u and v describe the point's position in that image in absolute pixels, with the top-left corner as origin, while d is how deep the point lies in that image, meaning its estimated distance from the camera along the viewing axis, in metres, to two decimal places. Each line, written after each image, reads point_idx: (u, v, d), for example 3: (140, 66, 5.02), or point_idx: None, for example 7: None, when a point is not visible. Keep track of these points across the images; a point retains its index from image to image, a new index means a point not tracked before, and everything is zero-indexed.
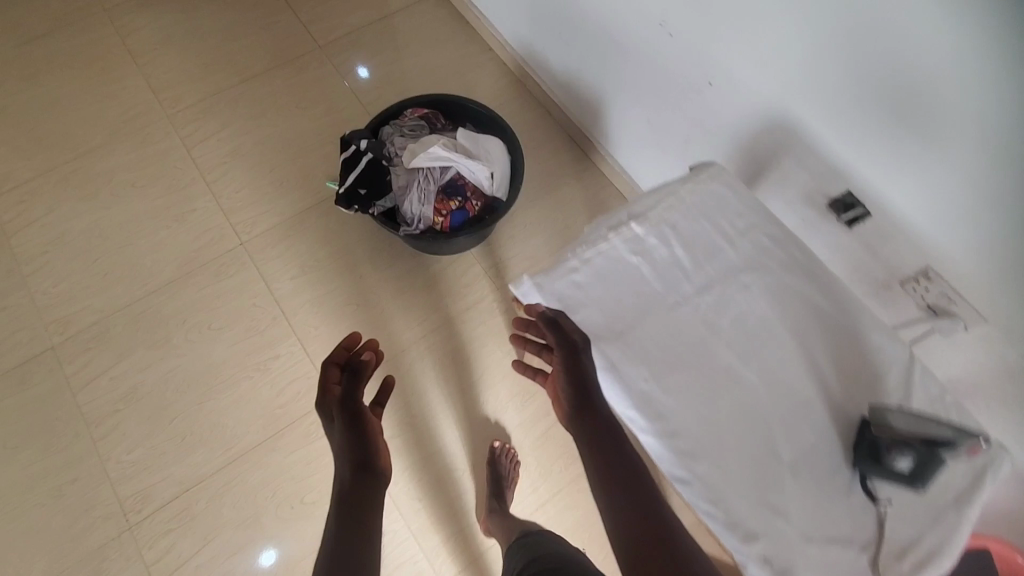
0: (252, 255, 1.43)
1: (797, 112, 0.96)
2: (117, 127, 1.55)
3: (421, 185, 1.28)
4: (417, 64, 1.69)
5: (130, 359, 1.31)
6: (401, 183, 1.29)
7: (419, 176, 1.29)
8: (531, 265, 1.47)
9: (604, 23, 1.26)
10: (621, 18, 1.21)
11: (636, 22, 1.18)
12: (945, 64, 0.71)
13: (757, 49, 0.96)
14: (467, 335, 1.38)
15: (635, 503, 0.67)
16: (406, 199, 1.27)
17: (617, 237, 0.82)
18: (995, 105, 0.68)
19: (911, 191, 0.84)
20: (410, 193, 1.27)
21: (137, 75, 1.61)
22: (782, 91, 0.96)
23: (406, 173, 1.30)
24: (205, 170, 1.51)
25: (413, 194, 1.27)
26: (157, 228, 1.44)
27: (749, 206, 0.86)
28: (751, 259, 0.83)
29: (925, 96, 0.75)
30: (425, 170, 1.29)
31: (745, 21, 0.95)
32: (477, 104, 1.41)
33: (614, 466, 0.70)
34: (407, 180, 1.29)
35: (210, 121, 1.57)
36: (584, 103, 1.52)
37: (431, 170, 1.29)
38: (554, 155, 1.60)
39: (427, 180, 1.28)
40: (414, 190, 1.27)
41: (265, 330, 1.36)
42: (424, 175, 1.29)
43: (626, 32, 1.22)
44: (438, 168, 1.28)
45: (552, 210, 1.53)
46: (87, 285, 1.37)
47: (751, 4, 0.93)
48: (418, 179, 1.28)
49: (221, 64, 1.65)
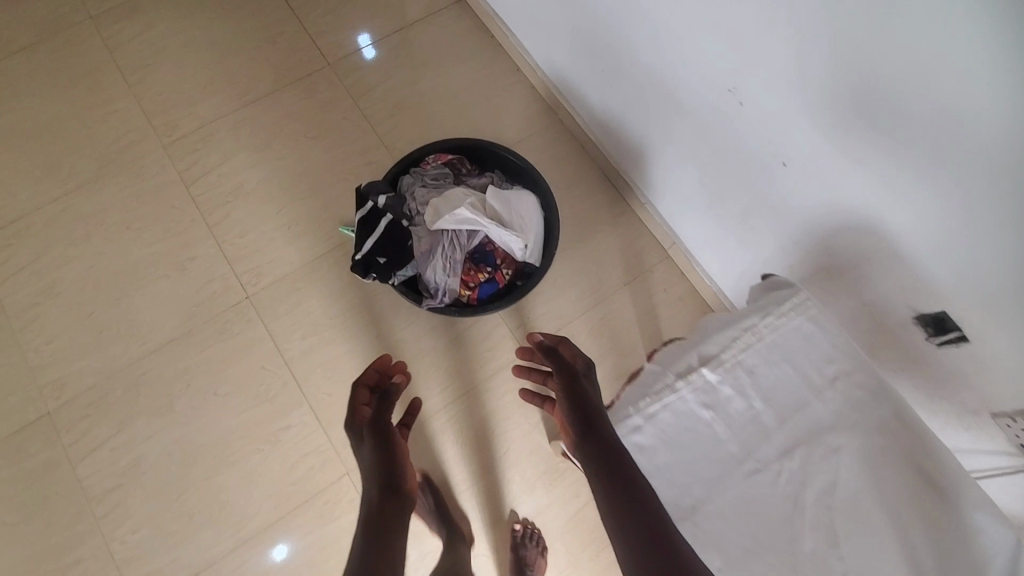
0: (259, 310, 1.31)
1: (881, 217, 0.84)
2: (107, 156, 1.40)
3: (447, 253, 1.15)
4: (438, 87, 1.51)
5: (131, 428, 1.22)
6: (423, 248, 1.16)
7: (444, 241, 1.16)
8: (562, 326, 1.35)
9: (657, 72, 1.09)
10: (677, 71, 1.04)
11: (697, 82, 1.02)
12: (933, 50, 0.65)
13: (837, 141, 0.83)
14: (492, 405, 1.29)
15: (632, 510, 0.60)
16: (430, 268, 1.15)
17: (685, 387, 0.71)
18: (995, 77, 0.61)
19: (921, 207, 0.77)
20: (434, 261, 1.15)
21: (127, 95, 1.45)
22: (867, 192, 0.83)
23: (429, 236, 1.17)
24: (206, 211, 1.37)
25: (438, 263, 1.14)
26: (155, 276, 1.32)
27: (838, 347, 0.75)
28: (840, 416, 0.72)
29: (908, 94, 0.70)
30: (451, 235, 1.16)
31: (827, 105, 0.81)
32: (507, 150, 1.27)
33: (608, 463, 0.65)
34: (430, 245, 1.16)
35: (211, 151, 1.42)
36: (624, 145, 1.37)
37: (457, 234, 1.16)
38: (588, 198, 1.45)
39: (452, 247, 1.15)
40: (438, 258, 1.15)
41: (275, 397, 1.26)
42: (450, 240, 1.15)
43: (684, 87, 1.05)
44: (466, 233, 1.15)
45: (584, 262, 1.41)
46: (82, 342, 1.26)
47: (826, 86, 0.80)
48: (443, 245, 1.15)
49: (220, 81, 1.48)
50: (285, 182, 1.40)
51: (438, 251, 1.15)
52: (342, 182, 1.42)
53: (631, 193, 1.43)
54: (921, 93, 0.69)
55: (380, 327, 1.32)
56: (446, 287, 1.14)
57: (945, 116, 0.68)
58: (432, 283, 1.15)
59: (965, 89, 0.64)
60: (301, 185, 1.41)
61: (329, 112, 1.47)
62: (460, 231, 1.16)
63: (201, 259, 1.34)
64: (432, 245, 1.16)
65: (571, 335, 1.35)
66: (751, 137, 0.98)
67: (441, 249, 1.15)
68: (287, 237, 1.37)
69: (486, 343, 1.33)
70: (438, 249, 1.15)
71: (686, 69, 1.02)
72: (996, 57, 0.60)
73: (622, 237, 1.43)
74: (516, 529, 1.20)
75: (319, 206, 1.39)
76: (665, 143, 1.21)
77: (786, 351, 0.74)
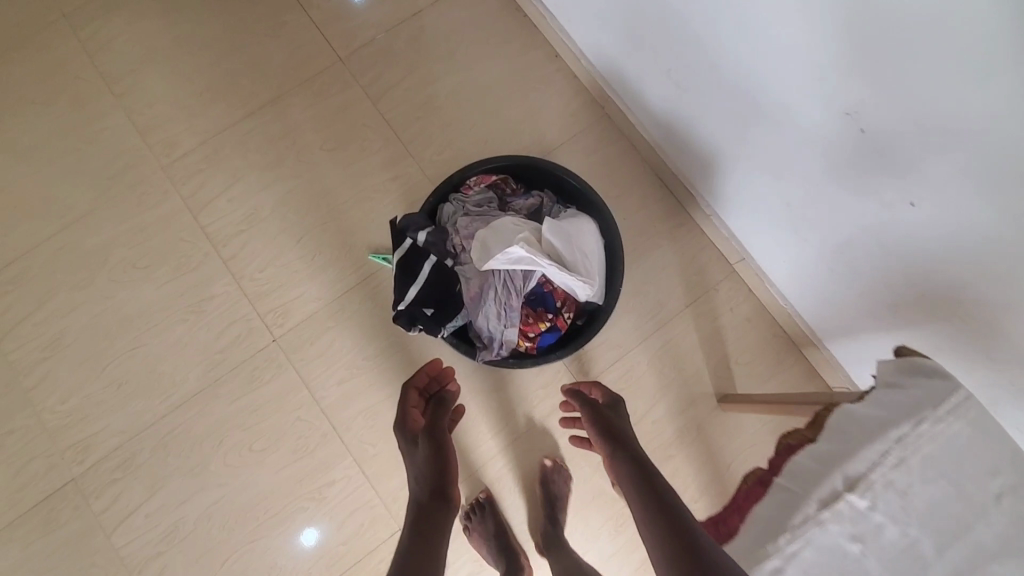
0: (289, 354, 1.19)
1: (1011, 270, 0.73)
2: (100, 183, 1.23)
3: (502, 297, 1.01)
4: (467, 81, 1.32)
5: (165, 492, 1.13)
6: (474, 292, 1.02)
7: (498, 282, 1.01)
8: (621, 355, 1.23)
9: (748, 81, 0.93)
10: (777, 83, 0.88)
11: (802, 98, 0.86)
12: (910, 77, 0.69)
13: (962, 182, 0.73)
14: (549, 447, 1.19)
15: (666, 511, 0.70)
16: (483, 314, 1.01)
17: (831, 518, 0.60)
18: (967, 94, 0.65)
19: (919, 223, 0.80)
20: (488, 306, 1.01)
21: (116, 108, 1.26)
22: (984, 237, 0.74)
23: (480, 276, 1.03)
24: (218, 243, 1.22)
25: (492, 309, 1.01)
26: (170, 321, 1.19)
27: (1003, 455, 0.63)
28: (1010, 541, 0.61)
29: (896, 116, 0.74)
30: (505, 275, 1.01)
31: (940, 137, 0.71)
32: (560, 167, 1.11)
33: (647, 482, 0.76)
34: (481, 288, 1.02)
35: (217, 172, 1.25)
36: (689, 151, 1.19)
37: (512, 274, 1.01)
38: (643, 208, 1.29)
39: (507, 289, 1.01)
40: (492, 304, 1.01)
41: (316, 450, 1.16)
42: (504, 282, 1.01)
43: (782, 102, 0.89)
44: (523, 276, 1.01)
45: (642, 282, 1.26)
46: (101, 399, 1.15)
47: (918, 113, 0.72)
48: (497, 288, 1.01)
49: (219, 87, 1.29)
50: (303, 205, 1.24)
51: (491, 295, 1.01)
52: (367, 203, 1.26)
53: (694, 202, 1.27)
54: (909, 111, 0.72)
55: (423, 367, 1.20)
56: (503, 337, 1.02)
57: (939, 123, 0.70)
58: (486, 331, 1.02)
59: (955, 97, 0.67)
60: (322, 208, 1.25)
61: (345, 119, 1.28)
62: (514, 271, 1.01)
63: (219, 300, 1.20)
64: (483, 288, 1.02)
65: (631, 365, 1.23)
66: (882, 169, 0.81)
67: (495, 293, 1.01)
68: (312, 269, 1.22)
69: (539, 379, 1.21)
70: (491, 293, 1.01)
71: (800, 82, 0.84)
72: (976, 72, 0.63)
73: (682, 252, 1.28)
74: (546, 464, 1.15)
75: (344, 231, 1.24)
76: (750, 157, 1.04)
77: (951, 466, 0.62)
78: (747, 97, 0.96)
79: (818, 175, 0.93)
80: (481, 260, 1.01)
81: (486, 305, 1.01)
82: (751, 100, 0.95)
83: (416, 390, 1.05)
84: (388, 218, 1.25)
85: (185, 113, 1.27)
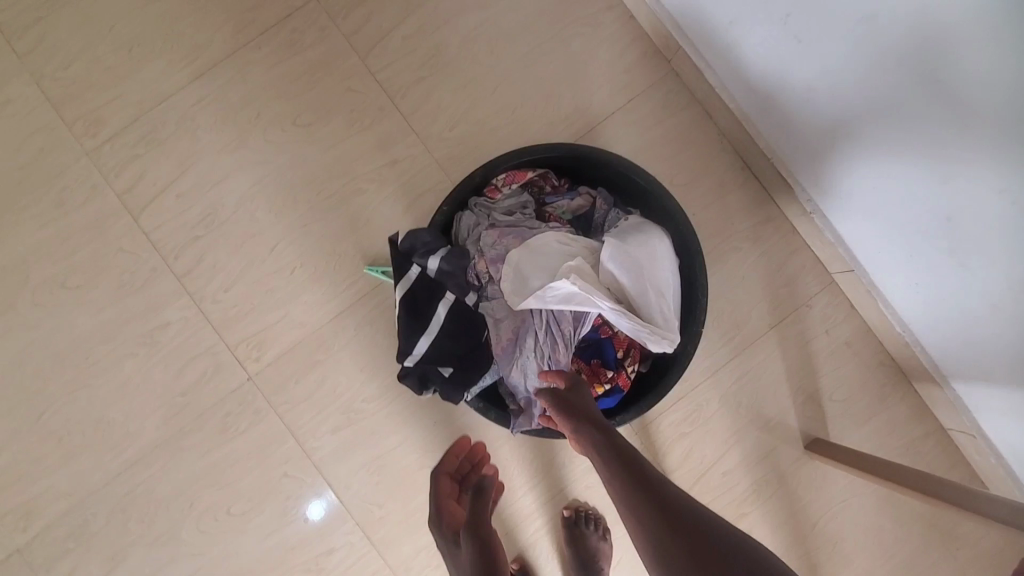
0: (269, 396, 0.94)
1: None
2: (9, 175, 0.94)
3: (545, 348, 0.74)
4: (487, 26, 0.97)
5: (128, 566, 0.92)
6: (507, 338, 0.76)
7: (539, 326, 0.75)
8: (686, 391, 0.98)
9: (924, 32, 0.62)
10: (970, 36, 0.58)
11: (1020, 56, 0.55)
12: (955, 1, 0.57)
13: None
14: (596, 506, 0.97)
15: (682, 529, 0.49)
16: (519, 370, 0.76)
17: None
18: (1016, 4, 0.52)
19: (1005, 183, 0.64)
20: (526, 360, 0.75)
21: (18, 71, 0.94)
22: None
23: (514, 317, 0.76)
24: (168, 253, 0.94)
25: (532, 365, 0.75)
26: (115, 356, 0.93)
27: None
28: None
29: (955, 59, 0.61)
30: (549, 317, 0.74)
31: None
32: (621, 158, 0.80)
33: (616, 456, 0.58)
34: (517, 334, 0.76)
35: (160, 157, 0.95)
36: (798, 127, 0.87)
37: (559, 315, 0.74)
38: (720, 200, 0.99)
39: (551, 337, 0.74)
40: (531, 356, 0.75)
41: (309, 513, 0.94)
42: (547, 326, 0.74)
43: (981, 68, 0.59)
44: (572, 323, 0.74)
45: (716, 298, 0.98)
46: (36, 456, 0.91)
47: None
48: (538, 334, 0.75)
49: (152, 39, 0.95)
50: (275, 201, 0.95)
51: (531, 344, 0.75)
52: (360, 198, 0.96)
53: (791, 194, 0.96)
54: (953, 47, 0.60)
55: (437, 411, 0.95)
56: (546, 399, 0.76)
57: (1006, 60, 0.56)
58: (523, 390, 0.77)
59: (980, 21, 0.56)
60: (300, 206, 0.95)
61: (326, 82, 0.96)
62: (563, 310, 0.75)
63: (174, 328, 0.93)
64: (519, 333, 0.75)
65: (699, 403, 0.98)
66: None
67: (535, 343, 0.75)
68: (291, 286, 0.95)
69: None
70: (530, 342, 0.75)
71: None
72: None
73: (768, 259, 0.99)
74: (564, 515, 0.94)
75: (331, 236, 0.95)
76: (912, 145, 0.72)
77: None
78: (943, 59, 0.62)
79: (1015, 179, 0.63)
80: (513, 297, 0.74)
81: (523, 358, 0.75)
82: (953, 62, 0.61)
83: (449, 476, 0.89)
84: (387, 219, 0.96)
85: (110, 76, 0.95)
